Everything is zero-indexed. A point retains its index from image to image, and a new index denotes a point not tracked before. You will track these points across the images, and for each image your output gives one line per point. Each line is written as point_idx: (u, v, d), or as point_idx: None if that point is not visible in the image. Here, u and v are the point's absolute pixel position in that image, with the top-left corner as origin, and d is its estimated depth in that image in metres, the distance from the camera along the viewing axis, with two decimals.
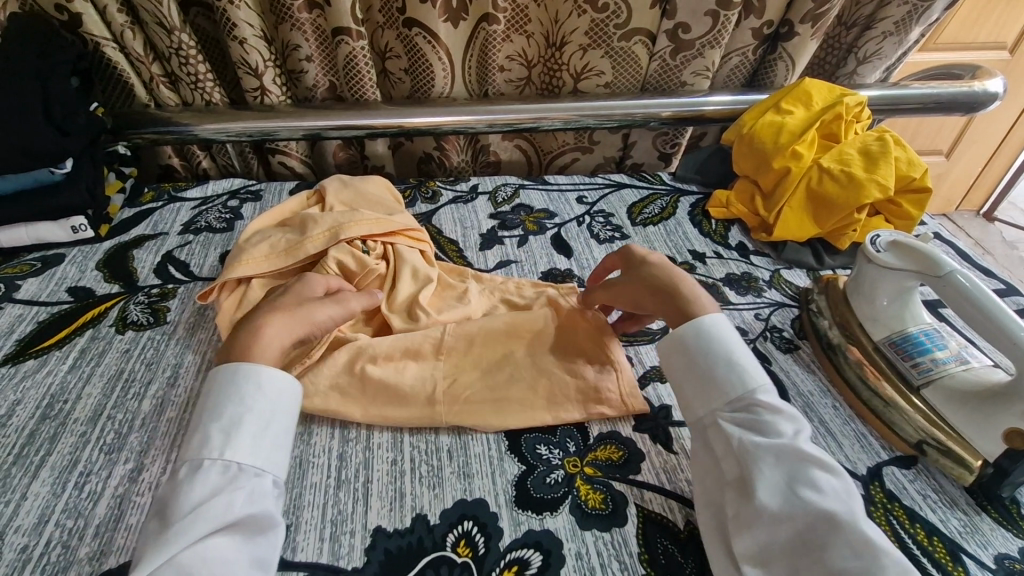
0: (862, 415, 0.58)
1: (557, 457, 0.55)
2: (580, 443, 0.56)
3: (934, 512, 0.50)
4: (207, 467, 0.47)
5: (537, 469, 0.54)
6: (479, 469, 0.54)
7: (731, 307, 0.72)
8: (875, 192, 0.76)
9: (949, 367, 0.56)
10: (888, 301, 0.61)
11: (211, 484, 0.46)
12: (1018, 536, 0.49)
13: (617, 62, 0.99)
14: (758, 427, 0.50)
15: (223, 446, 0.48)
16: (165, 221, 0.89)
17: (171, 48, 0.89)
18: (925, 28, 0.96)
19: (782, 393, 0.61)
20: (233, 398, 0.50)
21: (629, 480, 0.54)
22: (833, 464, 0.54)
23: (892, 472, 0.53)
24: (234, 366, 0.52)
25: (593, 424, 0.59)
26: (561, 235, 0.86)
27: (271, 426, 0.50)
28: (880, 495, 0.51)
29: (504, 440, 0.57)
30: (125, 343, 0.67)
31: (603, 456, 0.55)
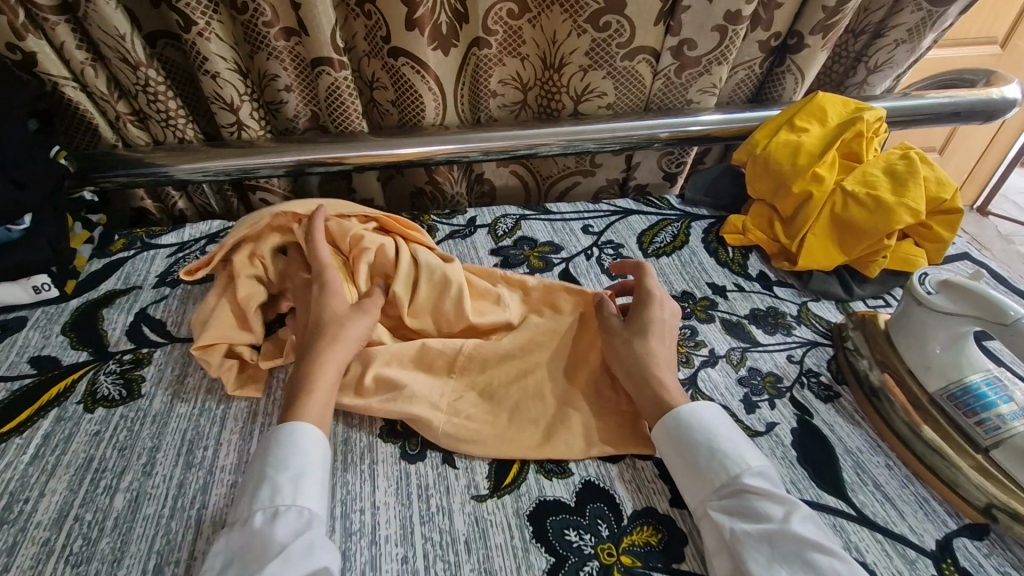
0: (921, 475, 0.53)
1: (589, 544, 0.49)
2: (613, 524, 0.50)
3: None
4: (261, 518, 0.46)
5: (567, 561, 0.48)
6: (501, 563, 0.48)
7: (761, 349, 0.67)
8: (905, 216, 0.71)
9: (1018, 424, 0.50)
10: (941, 348, 0.55)
11: (273, 531, 0.45)
12: None
13: (620, 83, 0.93)
14: (747, 513, 0.47)
15: (294, 494, 0.48)
16: (138, 273, 0.82)
17: (137, 85, 0.82)
18: (938, 34, 0.91)
19: (829, 452, 0.55)
20: (285, 449, 0.51)
21: (671, 569, 0.48)
22: (897, 539, 0.48)
23: (963, 545, 0.48)
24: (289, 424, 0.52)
25: (624, 499, 0.53)
26: (569, 271, 0.80)
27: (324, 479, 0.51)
28: (955, 575, 0.46)
29: (528, 525, 0.50)
30: (94, 424, 0.60)
31: (640, 540, 0.49)
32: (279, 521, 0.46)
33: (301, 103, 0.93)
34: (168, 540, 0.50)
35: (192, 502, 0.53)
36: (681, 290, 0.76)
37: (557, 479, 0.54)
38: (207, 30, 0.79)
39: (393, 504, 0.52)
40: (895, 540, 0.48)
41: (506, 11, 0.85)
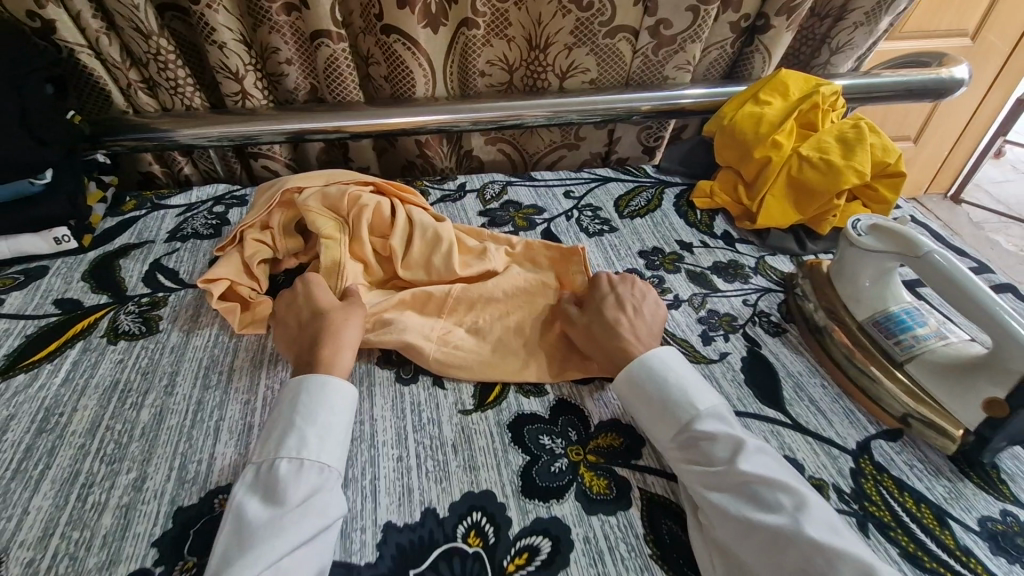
0: (850, 393, 0.61)
1: (560, 446, 0.56)
2: (581, 431, 0.58)
3: (921, 481, 0.53)
4: (286, 466, 0.49)
5: (541, 459, 0.55)
6: (484, 461, 0.55)
7: (720, 294, 0.74)
8: (852, 178, 0.78)
9: (929, 342, 0.58)
10: (870, 282, 0.63)
11: (298, 481, 0.48)
12: (999, 499, 0.52)
13: (602, 59, 1.00)
14: (705, 453, 0.51)
15: (298, 446, 0.50)
16: (150, 229, 0.88)
17: (148, 53, 0.88)
18: (894, 18, 0.99)
19: (773, 375, 0.63)
20: (310, 404, 0.53)
21: (631, 465, 0.55)
22: (823, 440, 0.56)
23: (880, 445, 0.56)
24: (307, 379, 0.55)
25: (592, 412, 0.60)
26: (551, 230, 0.87)
27: (331, 433, 0.52)
28: (870, 467, 0.54)
29: (507, 432, 0.58)
30: (118, 353, 0.67)
31: (604, 443, 0.57)
32: (300, 470, 0.49)
33: (301, 76, 0.99)
34: (191, 444, 0.57)
35: (211, 415, 0.60)
36: (652, 245, 0.84)
37: (534, 397, 0.62)
38: (215, 3, 0.85)
39: (389, 416, 0.59)
40: (822, 441, 0.56)
41: None
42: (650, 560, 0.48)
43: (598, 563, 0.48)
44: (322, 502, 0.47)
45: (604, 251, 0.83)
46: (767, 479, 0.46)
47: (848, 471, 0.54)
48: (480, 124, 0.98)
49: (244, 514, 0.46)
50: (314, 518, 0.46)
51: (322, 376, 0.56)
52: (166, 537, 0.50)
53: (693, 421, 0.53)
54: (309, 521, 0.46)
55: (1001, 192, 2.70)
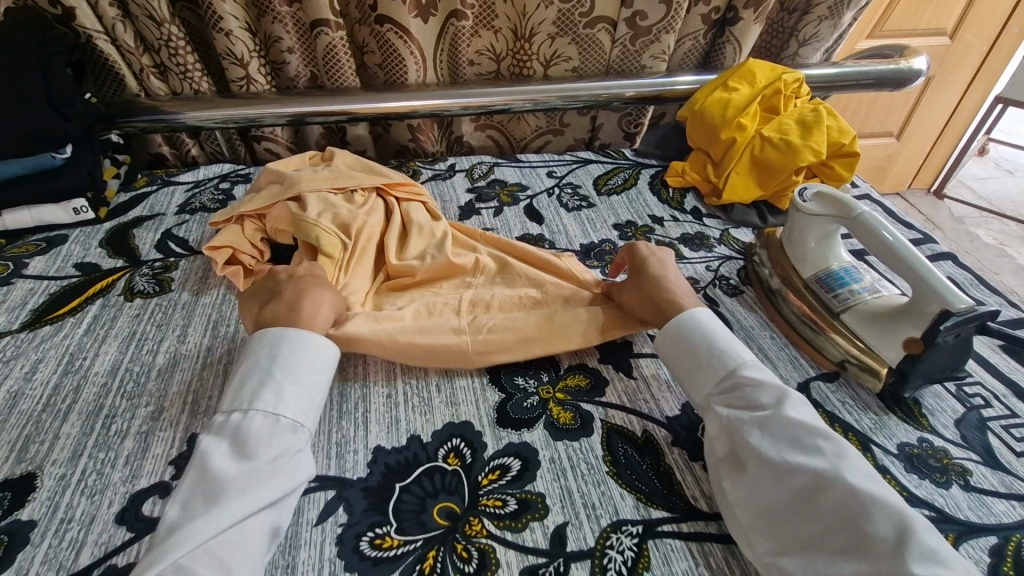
0: (796, 343, 0.68)
1: (532, 386, 0.63)
2: (552, 374, 0.65)
3: (851, 413, 0.59)
4: (260, 418, 0.51)
5: (515, 396, 0.62)
6: (464, 397, 0.62)
7: (685, 260, 0.81)
8: (809, 156, 0.85)
9: (863, 295, 0.65)
10: (815, 244, 0.70)
11: (272, 436, 0.50)
12: (917, 428, 0.58)
13: (582, 49, 1.07)
14: (744, 404, 0.55)
15: (274, 403, 0.52)
16: (161, 203, 0.95)
17: (160, 40, 0.95)
18: (856, 12, 1.06)
19: (728, 328, 0.70)
20: (286, 361, 0.55)
21: (595, 401, 0.62)
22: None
23: (818, 386, 0.62)
24: (281, 336, 0.57)
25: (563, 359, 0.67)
26: (533, 205, 0.94)
27: (305, 392, 0.54)
28: (808, 403, 0.61)
29: (486, 374, 0.65)
30: (134, 309, 0.73)
31: (572, 384, 0.64)
32: (275, 427, 0.51)
33: (301, 63, 1.06)
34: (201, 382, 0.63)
35: (220, 359, 0.66)
36: (624, 219, 0.91)
37: None
38: None
39: (380, 361, 0.66)
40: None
41: None
42: (607, 476, 0.55)
43: (561, 478, 0.54)
44: (288, 458, 0.50)
45: (581, 224, 0.90)
46: (814, 427, 0.50)
47: None
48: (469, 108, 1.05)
49: (209, 463, 0.48)
50: (281, 473, 0.49)
51: (298, 330, 0.57)
52: (181, 457, 0.56)
53: (739, 376, 0.57)
54: (275, 476, 0.48)
55: (983, 188, 2.77)
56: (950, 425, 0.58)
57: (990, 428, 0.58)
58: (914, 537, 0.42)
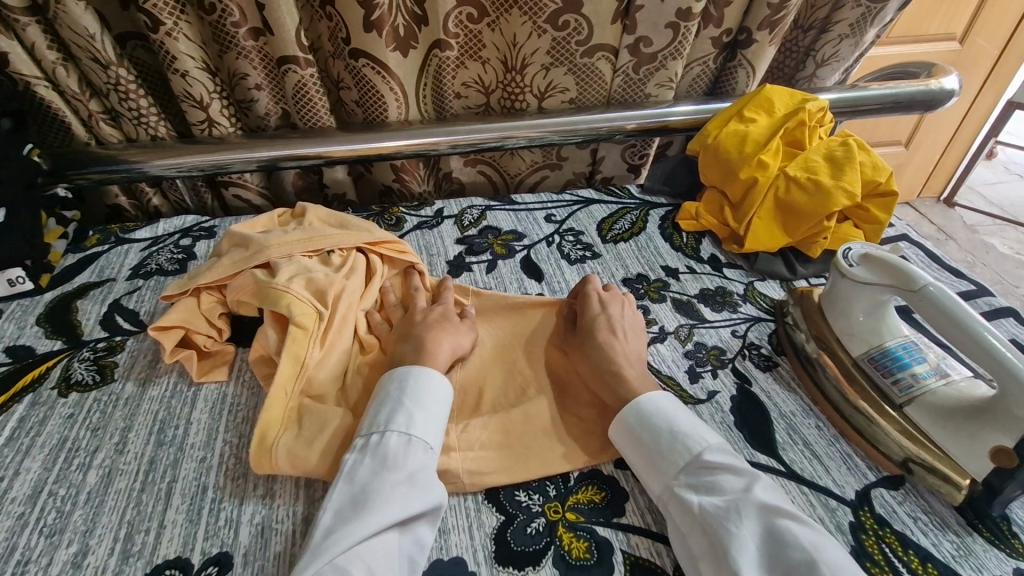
0: (846, 434, 0.57)
1: (537, 503, 0.53)
2: (560, 486, 0.54)
3: (926, 536, 0.49)
4: (396, 435, 0.50)
5: (516, 519, 0.51)
6: (455, 523, 0.51)
7: (707, 325, 0.71)
8: (842, 199, 0.75)
9: (929, 382, 0.54)
10: (864, 316, 0.60)
11: (410, 451, 0.49)
12: (1010, 556, 0.47)
13: (580, 79, 0.97)
14: (711, 491, 0.48)
15: (406, 422, 0.51)
16: (112, 266, 0.84)
17: (108, 84, 0.84)
18: (879, 30, 0.96)
19: (764, 416, 0.60)
20: (410, 388, 0.54)
21: (613, 523, 0.51)
22: (821, 491, 0.52)
23: (880, 495, 0.52)
24: (403, 370, 0.56)
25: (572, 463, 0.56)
26: (531, 257, 0.84)
27: (432, 417, 0.53)
28: (871, 521, 0.50)
29: (481, 489, 0.54)
30: (68, 408, 0.63)
31: (585, 499, 0.53)
32: (407, 447, 0.50)
33: (271, 102, 0.95)
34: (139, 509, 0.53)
35: (163, 475, 0.56)
36: (634, 271, 0.80)
37: None
38: (176, 31, 0.81)
39: None
40: (819, 492, 0.52)
41: (465, 14, 0.88)
42: None
43: None
44: (424, 476, 0.48)
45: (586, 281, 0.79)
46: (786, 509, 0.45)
47: (847, 527, 0.49)
48: (457, 148, 0.95)
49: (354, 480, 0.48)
50: (418, 491, 0.47)
51: (417, 367, 0.56)
52: None
53: (700, 457, 0.50)
54: (417, 491, 0.47)
55: (994, 194, 2.67)
56: None
57: None
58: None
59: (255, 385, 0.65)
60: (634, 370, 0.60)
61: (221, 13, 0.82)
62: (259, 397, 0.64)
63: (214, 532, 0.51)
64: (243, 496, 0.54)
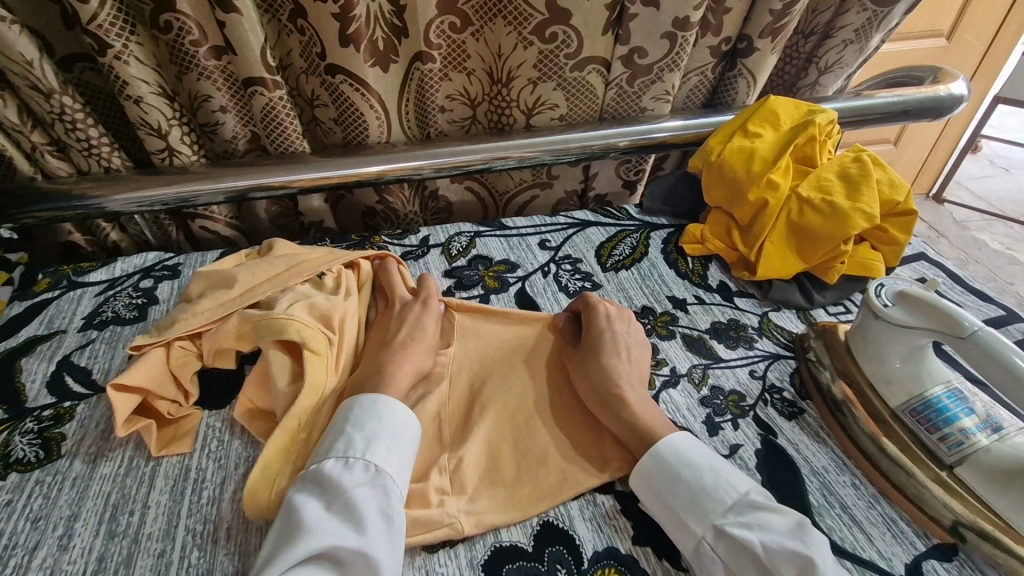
0: (887, 494, 0.51)
1: None
2: (572, 569, 0.47)
3: None
4: (332, 462, 0.47)
5: None
6: None
7: (723, 365, 0.65)
8: (862, 222, 0.69)
9: (979, 438, 0.49)
10: (901, 361, 0.54)
11: (350, 478, 0.46)
12: None
13: (571, 94, 0.91)
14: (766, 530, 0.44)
15: (363, 448, 0.48)
16: (63, 315, 0.76)
17: (52, 113, 0.76)
18: (885, 34, 0.91)
19: (793, 474, 0.53)
20: (366, 413, 0.51)
21: None
22: (867, 564, 0.46)
23: (933, 568, 0.46)
24: (363, 398, 0.53)
25: (585, 539, 0.50)
26: (526, 291, 0.77)
27: (395, 445, 0.50)
28: None
29: None
30: (5, 493, 0.55)
31: None
32: (350, 474, 0.46)
33: (237, 125, 0.88)
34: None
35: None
36: (639, 303, 0.74)
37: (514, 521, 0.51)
38: (126, 54, 0.73)
39: None
40: (864, 567, 0.46)
41: (448, 24, 0.82)
42: None
43: None
44: (363, 505, 0.45)
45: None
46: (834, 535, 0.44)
47: None
48: (443, 171, 0.88)
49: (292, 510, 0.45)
50: (353, 519, 0.44)
51: (372, 399, 0.53)
52: None
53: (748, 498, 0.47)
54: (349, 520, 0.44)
55: (982, 189, 2.66)
56: None
57: None
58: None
59: (223, 455, 0.58)
60: (638, 398, 0.57)
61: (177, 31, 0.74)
62: (227, 470, 0.57)
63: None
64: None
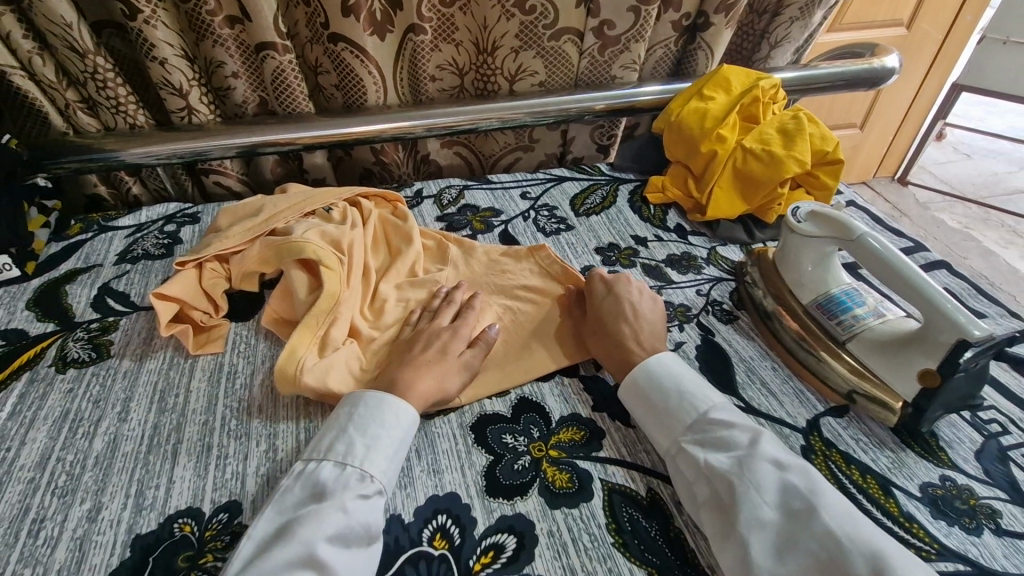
0: (799, 374, 0.64)
1: (523, 443, 0.58)
2: (543, 428, 0.59)
3: (866, 453, 0.56)
4: (336, 459, 0.50)
5: (504, 458, 0.56)
6: (448, 463, 0.56)
7: (674, 286, 0.76)
8: (794, 167, 0.81)
9: (868, 321, 0.61)
10: (813, 267, 0.66)
11: (348, 479, 0.49)
12: (937, 465, 0.55)
13: (549, 62, 1.02)
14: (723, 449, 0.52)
15: (362, 454, 0.51)
16: (98, 252, 0.85)
17: (86, 72, 0.85)
18: (826, 11, 1.03)
19: (725, 362, 0.65)
20: (372, 408, 0.54)
21: (592, 457, 0.57)
22: (775, 420, 0.58)
23: (828, 422, 0.59)
24: (370, 397, 0.55)
25: (554, 408, 0.61)
26: (508, 231, 0.88)
27: (389, 446, 0.52)
28: (820, 443, 0.56)
29: (470, 434, 0.58)
30: (67, 383, 0.65)
31: (566, 438, 0.58)
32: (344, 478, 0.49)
33: (248, 88, 0.97)
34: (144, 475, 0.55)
35: (168, 438, 0.59)
36: (607, 240, 0.86)
37: (496, 397, 0.62)
38: (154, 19, 0.83)
39: None
40: (771, 423, 0.58)
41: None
42: (614, 548, 0.49)
43: (563, 555, 0.49)
44: (353, 512, 0.47)
45: (562, 250, 0.84)
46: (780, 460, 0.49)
47: (799, 449, 0.56)
48: (434, 130, 0.98)
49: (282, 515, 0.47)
50: (342, 528, 0.46)
51: (378, 391, 0.56)
52: (125, 566, 0.49)
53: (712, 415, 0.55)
54: (339, 521, 0.46)
55: (944, 171, 2.81)
56: (970, 458, 0.56)
57: (1011, 459, 0.56)
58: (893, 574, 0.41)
59: (251, 355, 0.69)
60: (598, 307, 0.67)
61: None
62: (256, 365, 0.67)
63: (222, 485, 0.55)
64: (248, 451, 0.58)
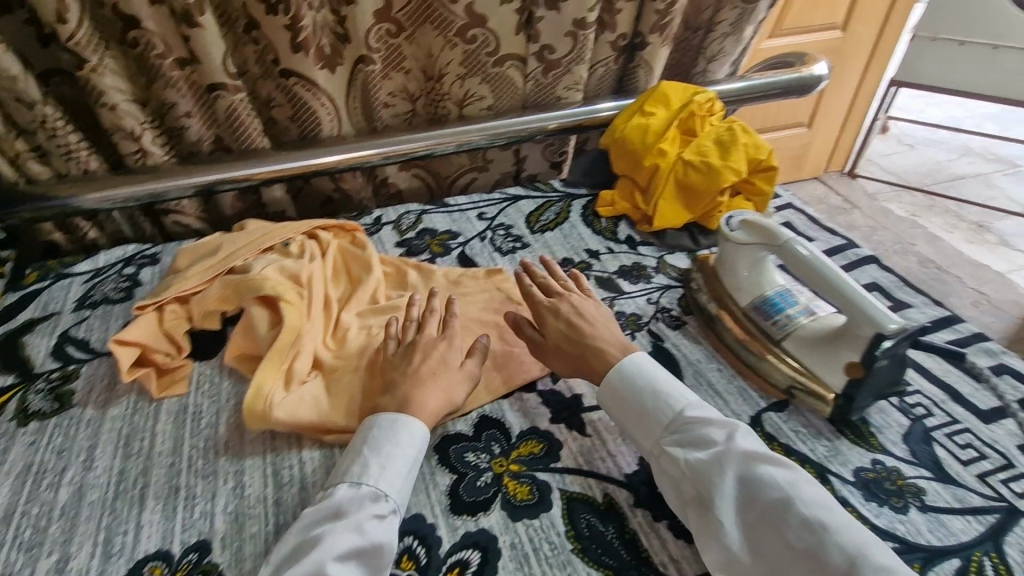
0: (742, 373, 0.68)
1: (485, 460, 0.60)
2: (504, 443, 0.62)
3: (804, 443, 0.60)
4: (354, 480, 0.53)
5: (466, 475, 0.58)
6: (413, 485, 0.58)
7: (626, 296, 0.80)
8: (730, 175, 0.87)
9: (800, 319, 0.65)
10: (748, 271, 0.71)
11: (364, 497, 0.52)
12: (868, 450, 0.59)
13: (496, 86, 1.05)
14: (702, 449, 0.54)
15: (376, 475, 0.53)
16: (56, 300, 0.85)
17: (36, 122, 0.87)
18: (755, 26, 1.09)
19: (674, 365, 0.69)
20: (387, 429, 0.56)
21: (552, 468, 0.59)
22: (722, 421, 0.62)
23: (769, 417, 0.63)
24: (370, 423, 0.57)
25: (513, 424, 0.64)
26: (466, 253, 0.91)
27: (402, 464, 0.54)
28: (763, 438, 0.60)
29: (433, 455, 0.60)
30: (29, 435, 0.65)
31: (526, 451, 0.61)
32: (359, 497, 0.52)
33: (201, 133, 0.97)
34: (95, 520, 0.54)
35: (136, 483, 0.60)
36: (561, 256, 0.89)
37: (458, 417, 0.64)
38: (101, 66, 0.84)
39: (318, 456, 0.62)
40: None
41: (383, 31, 0.95)
42: (573, 555, 0.52)
43: (524, 565, 0.51)
44: (369, 533, 0.49)
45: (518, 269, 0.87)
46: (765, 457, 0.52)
47: None
48: (389, 156, 1.00)
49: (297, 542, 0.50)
50: (356, 547, 0.48)
51: (395, 410, 0.57)
52: None
53: (687, 414, 0.56)
54: (354, 543, 0.48)
55: None
56: (898, 441, 0.60)
57: (935, 439, 0.61)
58: (868, 566, 0.45)
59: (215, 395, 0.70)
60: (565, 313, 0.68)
61: (142, 41, 0.84)
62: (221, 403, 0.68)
63: (189, 527, 0.56)
64: (214, 492, 0.59)
